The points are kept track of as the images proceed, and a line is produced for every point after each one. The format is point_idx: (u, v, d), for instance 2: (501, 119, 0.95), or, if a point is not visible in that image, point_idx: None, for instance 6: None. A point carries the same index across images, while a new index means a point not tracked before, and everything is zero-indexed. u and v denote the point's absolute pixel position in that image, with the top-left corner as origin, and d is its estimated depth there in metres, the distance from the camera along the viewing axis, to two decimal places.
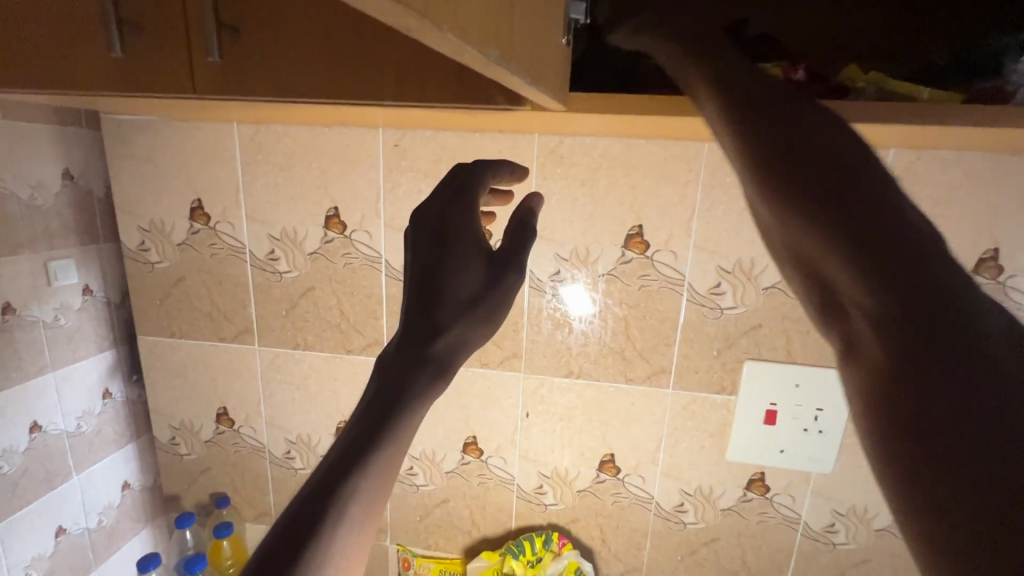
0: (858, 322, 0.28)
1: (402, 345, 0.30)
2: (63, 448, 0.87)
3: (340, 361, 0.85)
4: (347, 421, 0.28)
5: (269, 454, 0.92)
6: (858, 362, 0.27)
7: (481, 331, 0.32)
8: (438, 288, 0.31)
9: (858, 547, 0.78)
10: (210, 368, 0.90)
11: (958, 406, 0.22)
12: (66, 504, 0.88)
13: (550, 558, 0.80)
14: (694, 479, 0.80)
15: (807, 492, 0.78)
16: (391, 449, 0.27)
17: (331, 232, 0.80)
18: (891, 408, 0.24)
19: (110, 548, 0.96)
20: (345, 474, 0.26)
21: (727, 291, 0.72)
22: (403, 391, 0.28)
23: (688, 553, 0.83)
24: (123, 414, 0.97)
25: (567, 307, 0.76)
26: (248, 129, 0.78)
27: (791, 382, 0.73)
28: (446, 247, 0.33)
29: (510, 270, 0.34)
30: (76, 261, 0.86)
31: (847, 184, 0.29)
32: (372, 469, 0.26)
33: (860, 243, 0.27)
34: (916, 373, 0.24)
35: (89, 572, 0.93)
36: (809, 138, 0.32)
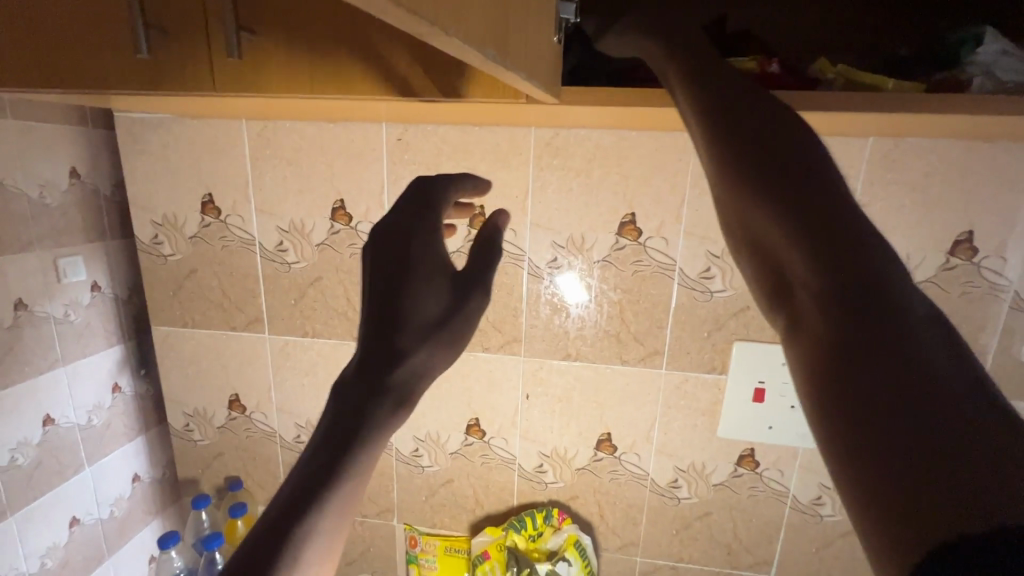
0: (803, 302, 0.28)
1: (359, 373, 0.30)
2: (75, 441, 0.90)
3: (348, 348, 0.89)
4: (305, 447, 0.29)
5: (280, 439, 0.96)
6: (806, 347, 0.28)
7: (443, 356, 0.32)
8: (398, 316, 0.31)
9: (845, 518, 0.82)
10: (222, 357, 0.93)
11: (886, 397, 0.24)
12: (79, 496, 0.92)
13: (550, 532, 0.84)
14: (687, 456, 0.84)
15: (795, 467, 0.82)
16: (347, 475, 0.28)
17: (338, 224, 0.83)
18: (841, 386, 0.25)
19: (122, 538, 0.99)
20: (303, 505, 0.27)
21: (717, 275, 0.76)
22: (360, 424, 0.29)
23: (683, 527, 0.87)
24: (133, 407, 1.00)
25: (562, 293, 0.80)
26: (256, 125, 0.81)
27: (779, 361, 0.77)
28: (405, 275, 0.33)
29: (473, 291, 0.34)
30: (84, 258, 0.89)
31: (809, 177, 0.30)
32: (329, 494, 0.28)
33: (814, 234, 0.28)
34: (858, 357, 0.25)
35: (102, 561, 0.97)
36: (767, 132, 0.33)
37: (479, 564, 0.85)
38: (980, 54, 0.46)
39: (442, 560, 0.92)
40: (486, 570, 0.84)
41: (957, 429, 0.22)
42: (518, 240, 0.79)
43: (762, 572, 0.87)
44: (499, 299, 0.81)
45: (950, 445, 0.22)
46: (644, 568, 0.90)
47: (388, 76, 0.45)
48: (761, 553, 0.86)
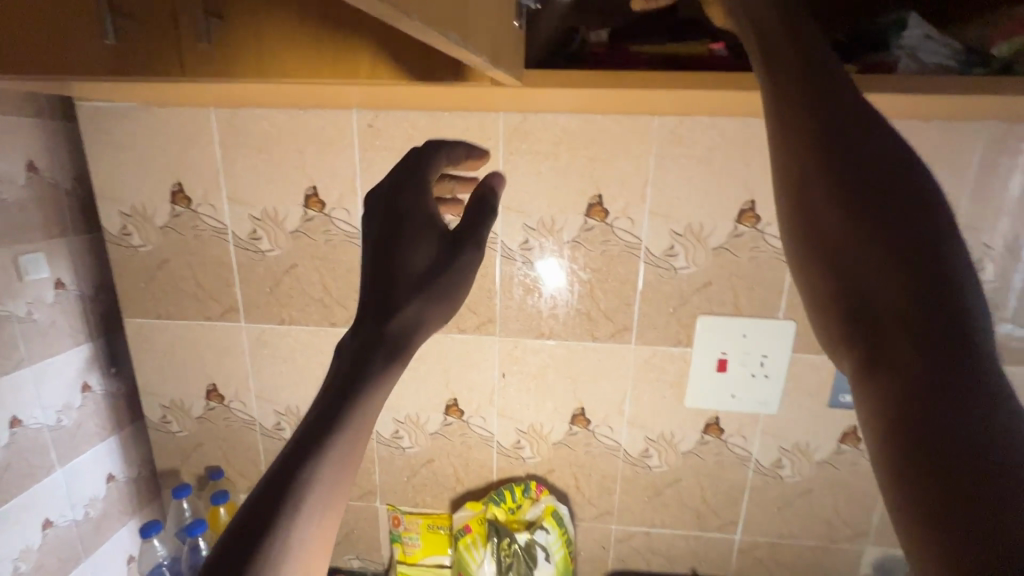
0: (880, 325, 0.29)
1: (359, 334, 0.33)
2: (45, 442, 0.89)
3: (325, 334, 0.90)
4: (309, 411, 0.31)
5: (260, 427, 0.96)
6: (882, 373, 0.28)
7: (438, 313, 0.34)
8: (392, 271, 0.34)
9: (803, 478, 0.88)
10: (198, 347, 0.93)
11: (955, 436, 0.25)
12: (52, 497, 0.91)
13: (529, 503, 0.87)
14: (657, 427, 0.88)
15: (757, 432, 0.87)
16: (347, 438, 0.30)
17: (311, 211, 0.84)
18: (913, 422, 0.26)
19: (99, 538, 0.99)
20: (277, 502, 0.28)
21: (680, 252, 0.79)
22: (332, 418, 0.30)
23: (654, 494, 0.92)
24: (104, 405, 0.99)
25: (541, 278, 0.83)
26: (224, 113, 0.81)
27: (740, 332, 0.82)
28: (399, 231, 0.36)
29: (464, 248, 0.36)
30: (45, 255, 0.88)
31: (904, 196, 0.30)
32: (329, 456, 0.29)
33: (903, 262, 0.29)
34: (934, 393, 0.26)
35: (79, 562, 0.96)
36: (850, 128, 0.32)
37: (460, 538, 0.86)
38: (906, 38, 0.50)
39: (425, 538, 0.94)
40: (468, 542, 0.85)
41: (999, 437, 0.24)
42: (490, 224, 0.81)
43: (728, 534, 0.92)
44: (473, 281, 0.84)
45: (993, 450, 0.24)
46: (619, 535, 0.94)
47: (358, 33, 0.46)
48: (727, 515, 0.91)
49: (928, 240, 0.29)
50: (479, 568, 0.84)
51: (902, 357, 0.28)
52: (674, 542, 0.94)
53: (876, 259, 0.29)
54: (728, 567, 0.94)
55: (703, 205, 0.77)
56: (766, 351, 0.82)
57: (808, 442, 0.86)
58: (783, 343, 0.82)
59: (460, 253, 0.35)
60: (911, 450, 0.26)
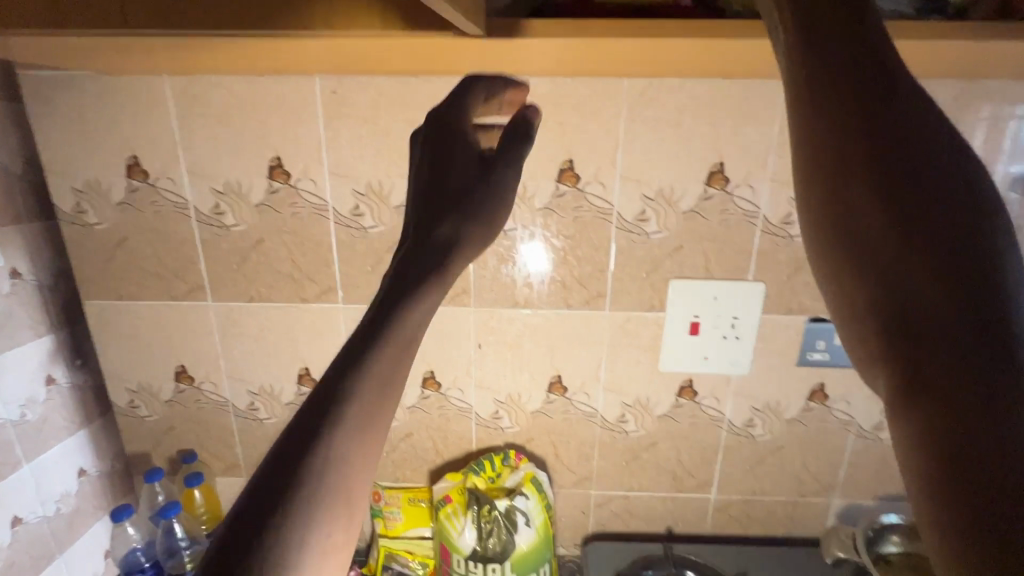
0: (891, 257, 0.23)
1: (406, 256, 0.31)
2: (7, 438, 0.82)
3: (297, 310, 0.88)
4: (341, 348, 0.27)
5: (233, 407, 0.95)
6: (894, 316, 0.23)
7: (479, 231, 0.34)
8: (435, 192, 0.35)
9: (774, 436, 0.91)
10: (164, 328, 0.90)
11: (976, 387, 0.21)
12: (18, 495, 0.84)
13: (508, 472, 0.87)
14: (633, 392, 0.89)
15: (730, 393, 0.89)
16: (373, 375, 0.26)
17: (276, 183, 0.82)
18: (931, 373, 0.22)
19: (73, 534, 0.92)
20: (304, 459, 0.24)
21: (652, 217, 0.80)
22: (364, 355, 0.27)
23: (631, 458, 0.93)
24: (71, 398, 0.91)
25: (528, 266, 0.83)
26: (179, 81, 0.78)
27: (711, 295, 0.83)
28: (439, 156, 0.36)
29: (502, 171, 0.36)
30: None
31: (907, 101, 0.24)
32: (360, 395, 0.26)
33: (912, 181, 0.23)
34: (957, 338, 0.22)
35: (52, 560, 0.89)
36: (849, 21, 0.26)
37: (441, 508, 0.86)
38: None
39: (406, 512, 0.94)
40: (448, 512, 0.85)
41: (1018, 378, 0.21)
42: None
43: (704, 494, 0.94)
44: None
45: (1018, 403, 0.20)
46: (599, 500, 0.95)
47: None
48: (703, 475, 0.93)
49: (937, 151, 0.24)
50: (459, 536, 0.83)
51: (917, 316, 0.22)
52: (652, 505, 0.96)
53: (873, 178, 0.24)
54: (705, 526, 0.96)
55: (673, 168, 0.78)
56: (736, 313, 0.83)
57: (778, 401, 0.89)
58: (752, 305, 0.83)
59: (496, 180, 0.36)
60: (924, 404, 0.22)
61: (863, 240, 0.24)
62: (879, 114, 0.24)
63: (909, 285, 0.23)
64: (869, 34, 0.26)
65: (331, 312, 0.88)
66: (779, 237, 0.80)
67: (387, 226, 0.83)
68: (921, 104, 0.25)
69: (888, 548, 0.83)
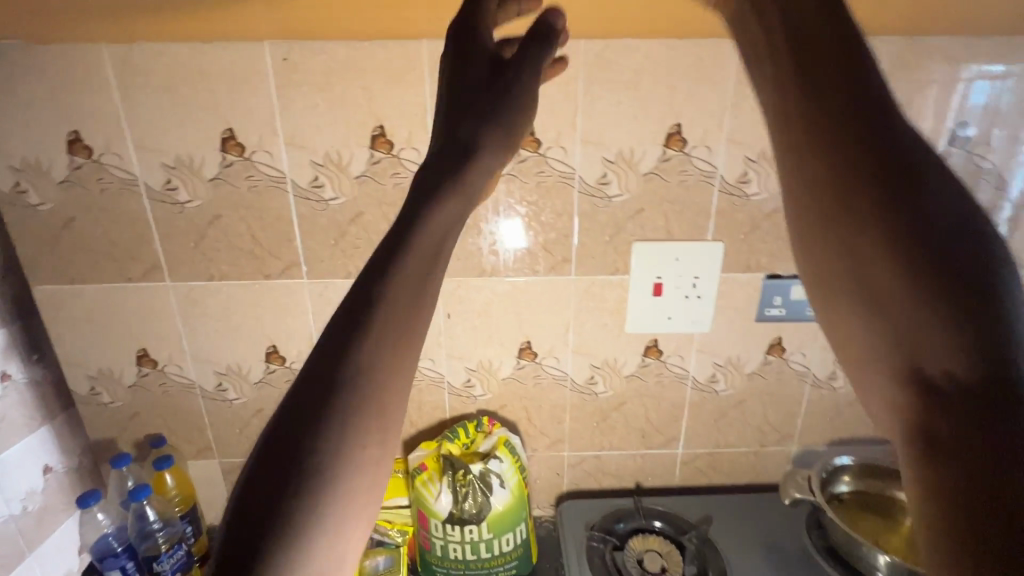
0: (884, 271, 0.34)
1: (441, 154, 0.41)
2: None
3: (260, 287, 0.86)
4: (347, 294, 0.36)
5: (200, 389, 0.93)
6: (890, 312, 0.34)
7: (494, 129, 0.43)
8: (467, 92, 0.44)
9: (735, 390, 0.95)
10: (121, 310, 0.88)
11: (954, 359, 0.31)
12: None
13: (482, 437, 0.89)
14: (601, 354, 0.91)
15: (693, 350, 0.92)
16: (378, 323, 0.35)
17: (230, 155, 0.79)
18: (920, 350, 0.32)
19: (43, 533, 0.88)
20: (331, 377, 0.33)
21: (613, 180, 0.81)
22: (365, 301, 0.35)
23: (601, 419, 0.96)
24: (30, 395, 0.87)
25: (499, 236, 0.83)
26: (118, 50, 0.74)
27: (673, 257, 0.85)
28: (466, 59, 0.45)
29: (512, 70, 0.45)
30: None
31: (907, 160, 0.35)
32: (367, 338, 0.34)
33: (908, 217, 0.34)
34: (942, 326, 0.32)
35: (22, 559, 0.86)
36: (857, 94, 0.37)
37: (417, 476, 0.87)
38: None
39: None
40: (424, 479, 0.86)
41: (996, 353, 0.30)
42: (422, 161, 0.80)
43: (672, 449, 0.98)
44: None
45: (994, 368, 0.30)
46: (571, 461, 0.98)
47: None
48: (670, 431, 0.97)
49: (936, 194, 0.34)
50: (436, 501, 0.84)
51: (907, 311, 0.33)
52: (623, 463, 0.99)
53: (868, 217, 0.35)
54: (673, 480, 1.00)
55: (632, 130, 0.78)
56: (697, 273, 0.86)
57: (739, 356, 0.92)
58: (712, 264, 0.86)
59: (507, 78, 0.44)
60: (916, 372, 0.32)
61: (877, 273, 0.34)
62: (875, 172, 0.35)
63: (914, 300, 0.33)
64: (876, 108, 0.36)
65: (296, 288, 0.86)
66: (735, 196, 0.82)
67: (348, 197, 0.81)
68: (928, 167, 0.35)
69: (840, 488, 0.88)
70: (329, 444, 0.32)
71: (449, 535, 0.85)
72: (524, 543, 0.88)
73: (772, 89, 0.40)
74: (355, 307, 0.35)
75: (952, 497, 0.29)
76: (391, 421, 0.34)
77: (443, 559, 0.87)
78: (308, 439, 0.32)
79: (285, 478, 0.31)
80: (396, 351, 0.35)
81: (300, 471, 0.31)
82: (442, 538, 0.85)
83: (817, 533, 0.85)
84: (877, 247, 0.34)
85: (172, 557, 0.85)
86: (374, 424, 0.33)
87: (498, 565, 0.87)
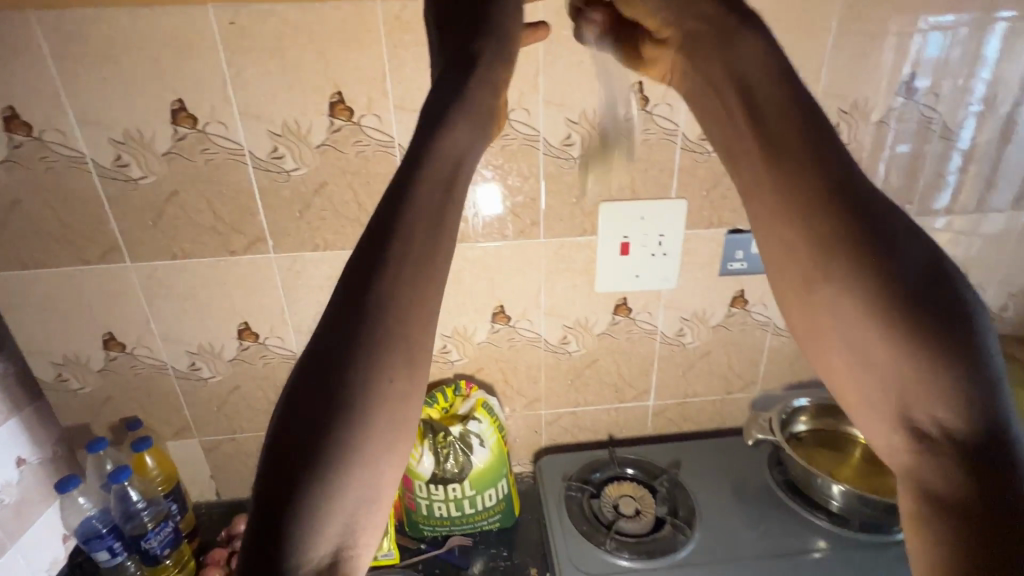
0: (881, 354, 0.36)
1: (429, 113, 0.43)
2: None
3: (226, 264, 0.85)
4: (354, 252, 0.38)
5: (173, 369, 0.92)
6: (890, 392, 0.37)
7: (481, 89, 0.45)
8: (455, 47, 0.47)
9: (701, 342, 0.99)
10: (81, 294, 0.85)
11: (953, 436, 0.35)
12: None
13: (460, 401, 0.92)
14: (572, 314, 0.94)
15: (660, 306, 0.95)
16: (388, 279, 0.37)
17: (182, 128, 0.76)
18: (919, 425, 0.36)
19: (24, 523, 0.87)
20: (345, 335, 0.35)
21: (577, 141, 0.81)
22: (375, 256, 0.37)
23: (575, 376, 0.99)
24: None
25: (479, 201, 0.84)
26: (47, 17, 0.69)
27: (639, 216, 0.87)
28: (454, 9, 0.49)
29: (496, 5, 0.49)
30: None
31: (893, 243, 0.37)
32: (379, 293, 0.36)
33: (905, 304, 0.35)
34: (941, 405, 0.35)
35: (5, 551, 0.84)
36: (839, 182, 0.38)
37: None
38: None
39: None
40: None
41: (989, 427, 0.34)
42: (384, 128, 0.78)
43: (643, 401, 1.03)
44: (376, 191, 0.82)
45: (989, 442, 0.34)
46: (549, 418, 1.02)
47: None
48: (641, 385, 1.01)
49: (925, 277, 0.36)
50: (419, 463, 0.86)
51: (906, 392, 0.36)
52: (597, 417, 1.03)
53: (862, 303, 0.37)
54: (646, 430, 1.05)
55: (594, 90, 0.78)
56: (663, 230, 0.88)
57: (704, 310, 0.96)
58: (677, 221, 0.88)
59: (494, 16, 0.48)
60: (919, 444, 0.36)
61: (872, 355, 0.37)
62: (867, 258, 0.37)
63: (903, 367, 0.36)
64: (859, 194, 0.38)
65: (263, 263, 0.85)
66: (698, 153, 0.84)
67: (310, 167, 0.80)
68: (914, 244, 0.37)
69: (798, 427, 0.94)
70: (361, 379, 0.35)
71: (433, 495, 0.88)
72: (507, 497, 0.92)
73: (762, 171, 0.41)
74: (367, 260, 0.37)
75: (960, 556, 0.34)
76: (415, 368, 0.37)
77: (428, 517, 0.90)
78: (337, 384, 0.34)
79: (322, 411, 0.34)
80: (410, 307, 0.37)
81: (330, 421, 0.34)
82: (427, 498, 0.88)
83: (778, 470, 0.92)
84: (873, 324, 0.36)
85: (158, 534, 0.87)
86: (399, 369, 0.36)
87: (482, 518, 0.91)
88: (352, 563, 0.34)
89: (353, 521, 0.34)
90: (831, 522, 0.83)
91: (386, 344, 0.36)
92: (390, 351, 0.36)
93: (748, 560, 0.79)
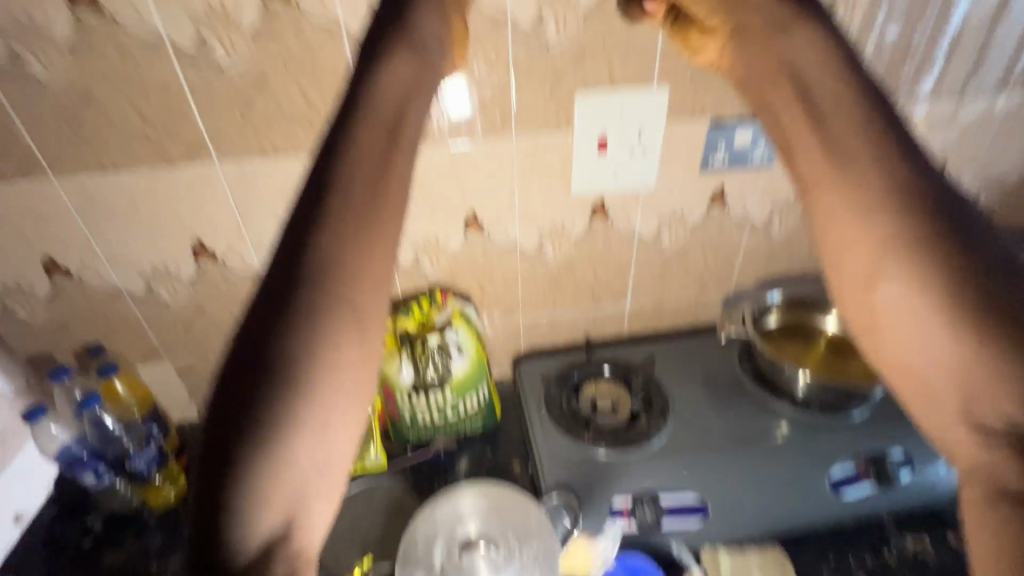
0: (960, 338, 0.39)
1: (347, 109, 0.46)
2: None
3: (166, 176, 0.77)
4: (283, 241, 0.41)
5: (129, 293, 0.87)
6: (958, 379, 0.39)
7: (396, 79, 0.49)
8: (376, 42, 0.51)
9: (679, 243, 0.97)
10: (7, 215, 0.77)
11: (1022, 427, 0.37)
12: None
13: (436, 311, 0.90)
14: (548, 219, 0.90)
15: (639, 208, 0.92)
16: (315, 263, 0.40)
17: (82, 12, 0.64)
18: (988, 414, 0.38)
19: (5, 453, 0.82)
20: (279, 315, 0.39)
21: (549, 21, 0.72)
22: (302, 244, 0.41)
23: (552, 282, 0.98)
24: None
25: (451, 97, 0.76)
26: None
27: (617, 109, 0.80)
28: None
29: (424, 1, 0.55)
30: None
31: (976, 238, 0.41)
32: (308, 276, 0.40)
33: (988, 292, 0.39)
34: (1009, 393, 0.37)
35: None
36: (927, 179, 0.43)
37: None
38: None
39: None
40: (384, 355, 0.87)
41: None
42: (326, 8, 0.67)
43: (620, 304, 1.03)
44: (326, 88, 0.73)
45: None
46: (527, 325, 1.02)
47: None
48: (618, 288, 1.01)
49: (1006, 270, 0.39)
50: (398, 374, 0.87)
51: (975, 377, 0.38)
52: (575, 321, 1.04)
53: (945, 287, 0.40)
54: (622, 332, 1.07)
55: None
56: (642, 125, 0.82)
57: (683, 210, 0.93)
58: (658, 114, 0.82)
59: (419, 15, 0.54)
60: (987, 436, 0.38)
61: (945, 342, 0.39)
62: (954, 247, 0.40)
63: (975, 354, 0.38)
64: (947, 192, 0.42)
65: (208, 175, 0.77)
66: None
67: (245, 61, 0.70)
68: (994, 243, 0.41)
69: (768, 322, 0.97)
70: (298, 355, 0.38)
71: (415, 403, 0.89)
72: (488, 402, 0.94)
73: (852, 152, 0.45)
74: (291, 250, 0.41)
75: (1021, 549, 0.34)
76: (352, 340, 0.40)
77: (412, 425, 0.91)
78: (269, 365, 0.37)
79: (259, 387, 0.37)
80: (340, 286, 0.41)
81: (270, 396, 0.37)
82: (410, 406, 0.89)
83: (746, 360, 0.96)
84: (934, 307, 0.40)
85: (144, 454, 0.88)
86: (333, 342, 0.39)
87: (465, 423, 0.93)
88: (302, 529, 0.37)
89: (303, 489, 0.37)
90: (795, 407, 0.87)
91: (320, 320, 0.39)
92: (324, 327, 0.39)
93: (716, 443, 0.84)
